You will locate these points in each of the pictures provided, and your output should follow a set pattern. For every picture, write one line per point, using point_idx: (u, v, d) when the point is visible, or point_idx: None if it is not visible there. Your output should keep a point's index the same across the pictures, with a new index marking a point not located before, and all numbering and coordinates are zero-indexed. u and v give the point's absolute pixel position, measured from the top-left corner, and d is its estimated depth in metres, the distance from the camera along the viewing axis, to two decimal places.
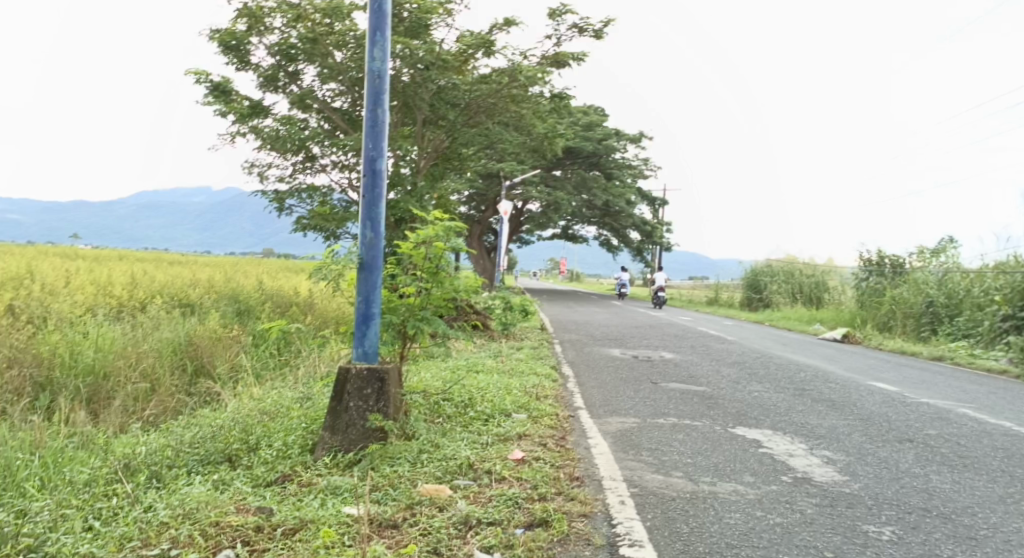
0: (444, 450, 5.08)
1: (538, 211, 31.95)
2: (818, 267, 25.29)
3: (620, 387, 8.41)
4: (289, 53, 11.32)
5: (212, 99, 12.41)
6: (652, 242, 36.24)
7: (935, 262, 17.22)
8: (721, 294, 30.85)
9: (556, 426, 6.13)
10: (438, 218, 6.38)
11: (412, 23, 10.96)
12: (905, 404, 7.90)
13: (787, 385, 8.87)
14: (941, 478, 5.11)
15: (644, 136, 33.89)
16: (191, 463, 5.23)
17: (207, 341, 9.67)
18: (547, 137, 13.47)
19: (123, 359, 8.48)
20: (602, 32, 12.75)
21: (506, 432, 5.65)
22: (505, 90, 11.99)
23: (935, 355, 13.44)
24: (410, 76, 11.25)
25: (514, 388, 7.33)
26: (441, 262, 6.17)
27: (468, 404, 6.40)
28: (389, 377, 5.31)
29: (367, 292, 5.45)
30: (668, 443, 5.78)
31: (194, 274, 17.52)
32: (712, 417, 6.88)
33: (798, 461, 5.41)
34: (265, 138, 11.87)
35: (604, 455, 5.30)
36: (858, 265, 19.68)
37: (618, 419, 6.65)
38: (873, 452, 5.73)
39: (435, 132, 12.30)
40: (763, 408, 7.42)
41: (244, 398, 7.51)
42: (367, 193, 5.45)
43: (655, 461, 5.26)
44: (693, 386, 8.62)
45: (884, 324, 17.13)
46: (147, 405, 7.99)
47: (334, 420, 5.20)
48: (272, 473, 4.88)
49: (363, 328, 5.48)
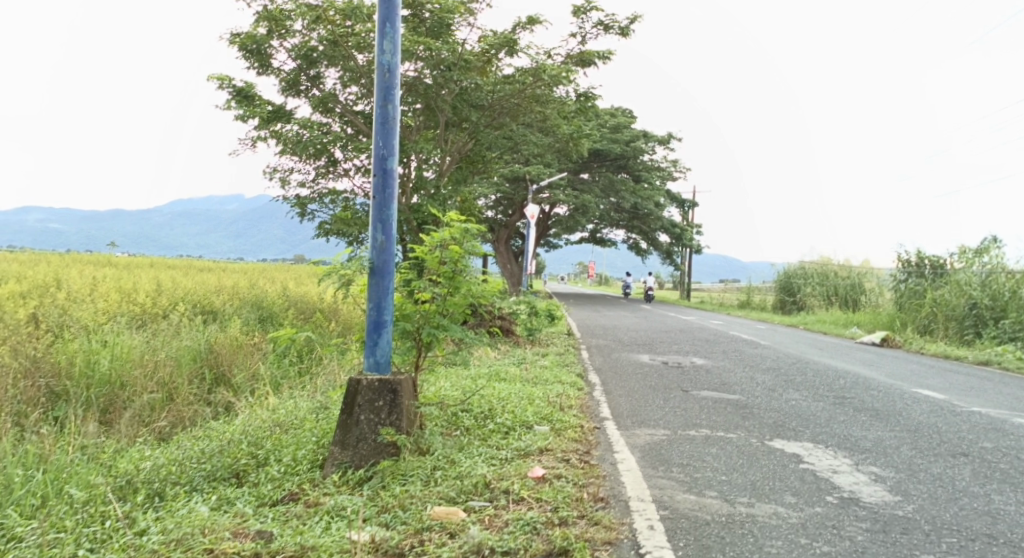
0: (460, 467, 4.75)
1: (566, 215, 31.54)
2: (854, 268, 24.59)
3: (650, 396, 8.02)
4: (310, 56, 11.11)
5: (234, 104, 12.25)
6: (682, 245, 35.64)
7: (977, 262, 16.53)
8: (753, 297, 30.21)
9: (580, 439, 5.78)
10: (456, 221, 6.08)
11: (434, 24, 10.67)
12: (955, 413, 7.42)
13: (826, 394, 8.42)
14: (1004, 499, 4.68)
15: (672, 138, 33.33)
16: (196, 480, 4.93)
17: (228, 349, 9.46)
18: (572, 138, 13.10)
19: (140, 368, 8.29)
20: (629, 29, 12.36)
21: (527, 446, 5.31)
22: (530, 89, 11.66)
23: (980, 360, 12.84)
24: (431, 78, 10.97)
25: (537, 398, 6.97)
26: (459, 266, 5.83)
27: (488, 415, 6.07)
28: (402, 388, 4.99)
29: (378, 298, 5.15)
30: (701, 458, 5.40)
31: (220, 280, 17.41)
32: (747, 429, 6.48)
33: (843, 478, 5.00)
34: (286, 143, 11.66)
35: (634, 473, 4.93)
36: (896, 266, 19.01)
37: (647, 431, 6.28)
38: (925, 468, 5.29)
39: (458, 134, 12.11)
40: (802, 419, 6.99)
41: (259, 409, 7.25)
42: (378, 194, 5.16)
43: (687, 478, 4.87)
44: (727, 395, 8.20)
45: (925, 327, 16.50)
46: (162, 415, 7.78)
47: (344, 435, 4.89)
48: (278, 492, 4.59)
49: (375, 337, 5.19)
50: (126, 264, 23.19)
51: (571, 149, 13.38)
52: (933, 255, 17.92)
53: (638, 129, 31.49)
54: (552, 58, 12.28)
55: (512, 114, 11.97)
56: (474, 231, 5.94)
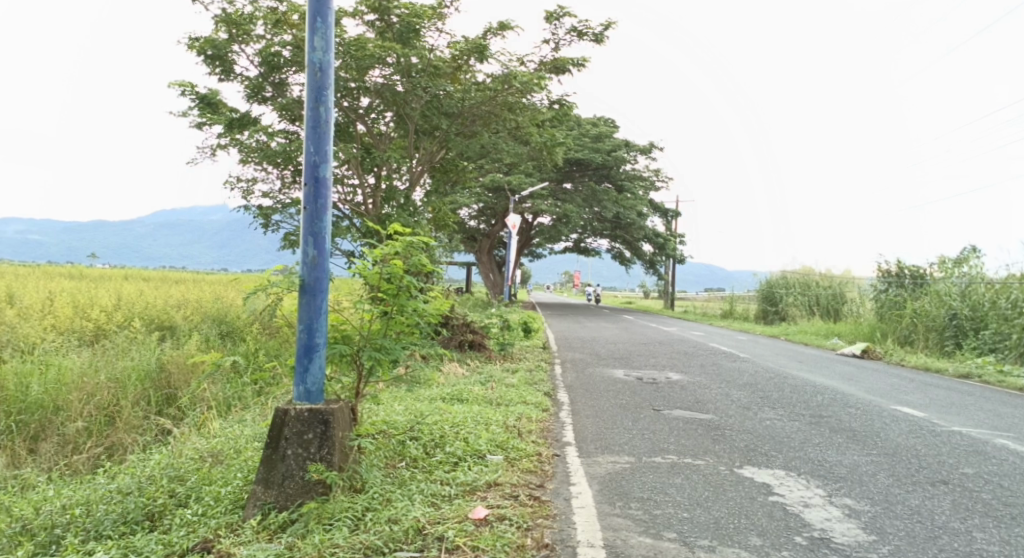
0: (392, 509, 4.38)
1: (548, 225, 31.19)
2: (835, 277, 24.39)
3: (618, 416, 7.60)
4: (272, 61, 10.55)
5: (196, 111, 11.80)
6: (664, 255, 35.31)
7: (957, 272, 16.23)
8: (736, 306, 29.95)
9: (535, 469, 5.38)
10: (402, 233, 5.61)
11: (401, 29, 10.25)
12: (935, 434, 7.05)
13: (802, 412, 8.04)
14: (987, 536, 4.32)
15: (654, 147, 33.01)
16: (104, 525, 4.69)
17: (180, 368, 9.06)
18: (547, 147, 12.67)
19: (78, 391, 7.98)
20: (603, 35, 11.99)
21: (473, 480, 4.92)
22: (501, 97, 11.24)
23: (962, 372, 12.50)
24: (401, 85, 10.59)
25: (495, 422, 6.52)
26: (402, 282, 5.38)
27: (437, 443, 5.64)
28: (334, 419, 4.63)
29: (310, 319, 4.73)
30: (663, 490, 4.99)
31: (183, 293, 16.97)
32: (717, 454, 6.08)
33: (815, 513, 4.60)
34: (249, 152, 11.22)
35: (587, 510, 4.56)
36: (877, 275, 18.69)
37: (609, 458, 5.86)
38: (902, 500, 4.91)
39: (429, 142, 11.66)
40: (775, 441, 6.60)
41: (198, 436, 6.89)
42: (310, 205, 4.73)
43: (646, 517, 4.49)
44: (699, 415, 7.79)
45: (905, 338, 16.23)
46: (98, 443, 7.54)
47: (268, 472, 4.51)
48: (191, 538, 4.33)
49: (306, 362, 4.76)
50: (92, 276, 22.75)
51: (545, 159, 12.99)
52: (913, 265, 17.62)
53: (619, 139, 31.15)
54: (525, 65, 11.90)
55: (483, 122, 11.54)
56: (420, 243, 5.45)
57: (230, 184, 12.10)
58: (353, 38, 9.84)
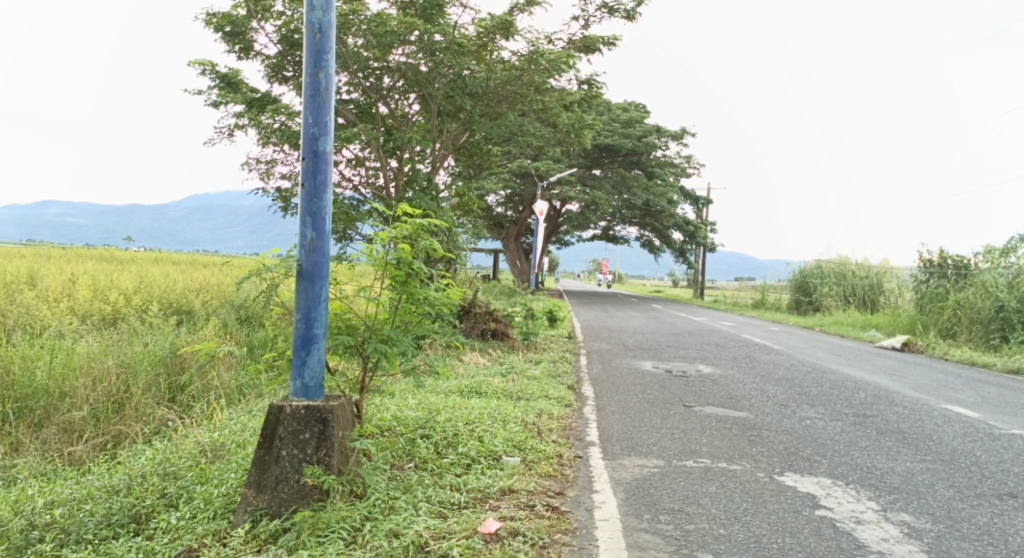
0: (394, 519, 3.96)
1: (576, 212, 30.62)
2: (872, 267, 23.53)
3: (646, 413, 7.12)
4: (292, 39, 10.11)
5: (215, 89, 11.43)
6: (694, 243, 34.60)
7: (1004, 262, 15.43)
8: (768, 296, 29.16)
9: (556, 474, 4.92)
10: (411, 214, 5.15)
11: (425, 4, 9.73)
12: (994, 438, 6.45)
13: (845, 411, 7.48)
14: None
15: (686, 132, 32.21)
16: (86, 527, 4.32)
17: (190, 353, 8.69)
18: (575, 129, 12.10)
19: (83, 376, 7.65)
20: (635, 10, 11.35)
21: (485, 485, 4.47)
22: (528, 76, 10.52)
23: (1011, 368, 11.80)
24: (424, 64, 10.10)
25: (513, 418, 6.07)
26: (412, 267, 4.92)
27: (450, 443, 5.20)
28: (334, 417, 4.20)
29: (307, 307, 4.29)
30: (697, 501, 4.51)
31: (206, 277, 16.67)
32: (755, 458, 5.56)
33: (869, 533, 4.09)
34: (267, 133, 10.82)
35: (611, 524, 4.12)
36: (917, 264, 17.88)
37: (637, 461, 5.39)
38: (968, 517, 4.37)
39: (452, 123, 11.18)
40: (818, 444, 6.06)
41: (203, 427, 6.53)
42: (308, 181, 4.29)
43: (678, 534, 4.02)
44: (733, 412, 7.27)
45: (947, 331, 15.47)
46: (102, 432, 7.21)
47: (260, 475, 4.09)
48: (174, 546, 3.95)
49: (303, 355, 4.33)
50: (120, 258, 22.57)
51: (572, 142, 12.43)
52: (957, 255, 16.81)
53: (650, 124, 30.39)
54: (553, 43, 11.33)
55: (510, 103, 10.96)
56: (430, 225, 4.99)
57: (249, 165, 11.74)
58: (374, 14, 9.33)
